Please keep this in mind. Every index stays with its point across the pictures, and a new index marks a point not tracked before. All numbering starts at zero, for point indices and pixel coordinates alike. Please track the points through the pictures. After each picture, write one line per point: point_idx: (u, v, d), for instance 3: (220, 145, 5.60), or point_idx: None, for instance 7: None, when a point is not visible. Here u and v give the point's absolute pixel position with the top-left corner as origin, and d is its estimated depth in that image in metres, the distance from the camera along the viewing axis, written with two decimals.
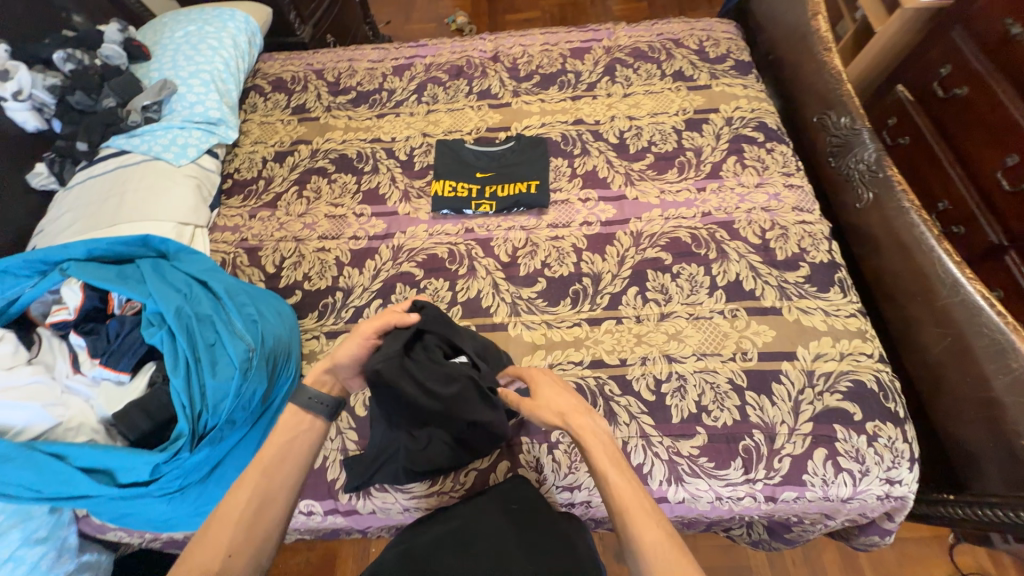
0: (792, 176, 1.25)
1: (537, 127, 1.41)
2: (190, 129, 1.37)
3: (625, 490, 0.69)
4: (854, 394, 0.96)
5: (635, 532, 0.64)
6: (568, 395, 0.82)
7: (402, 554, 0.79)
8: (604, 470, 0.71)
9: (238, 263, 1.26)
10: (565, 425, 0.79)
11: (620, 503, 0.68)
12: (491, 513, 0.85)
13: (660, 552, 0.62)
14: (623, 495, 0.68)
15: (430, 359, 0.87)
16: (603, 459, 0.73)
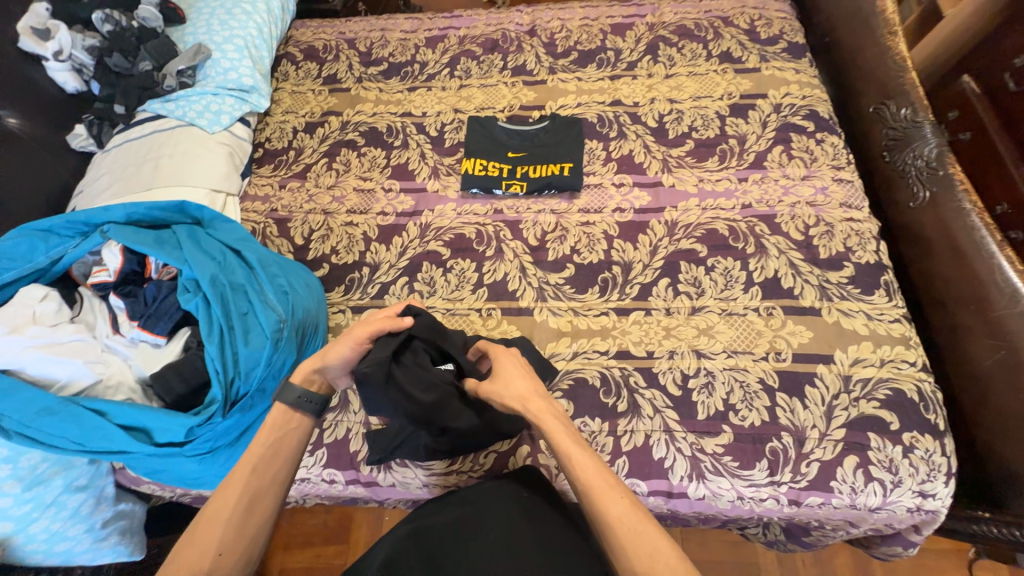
0: (842, 170, 1.18)
1: (573, 107, 1.36)
2: (224, 96, 1.36)
3: (585, 468, 0.68)
4: (893, 402, 0.92)
5: (601, 510, 0.64)
6: (522, 377, 0.79)
7: (412, 533, 0.77)
8: (566, 450, 0.69)
9: (268, 233, 1.26)
10: (524, 409, 0.75)
11: (583, 481, 0.67)
12: (504, 503, 0.82)
13: (627, 525, 0.63)
14: (582, 472, 0.67)
15: (418, 363, 0.84)
16: (559, 435, 0.71)
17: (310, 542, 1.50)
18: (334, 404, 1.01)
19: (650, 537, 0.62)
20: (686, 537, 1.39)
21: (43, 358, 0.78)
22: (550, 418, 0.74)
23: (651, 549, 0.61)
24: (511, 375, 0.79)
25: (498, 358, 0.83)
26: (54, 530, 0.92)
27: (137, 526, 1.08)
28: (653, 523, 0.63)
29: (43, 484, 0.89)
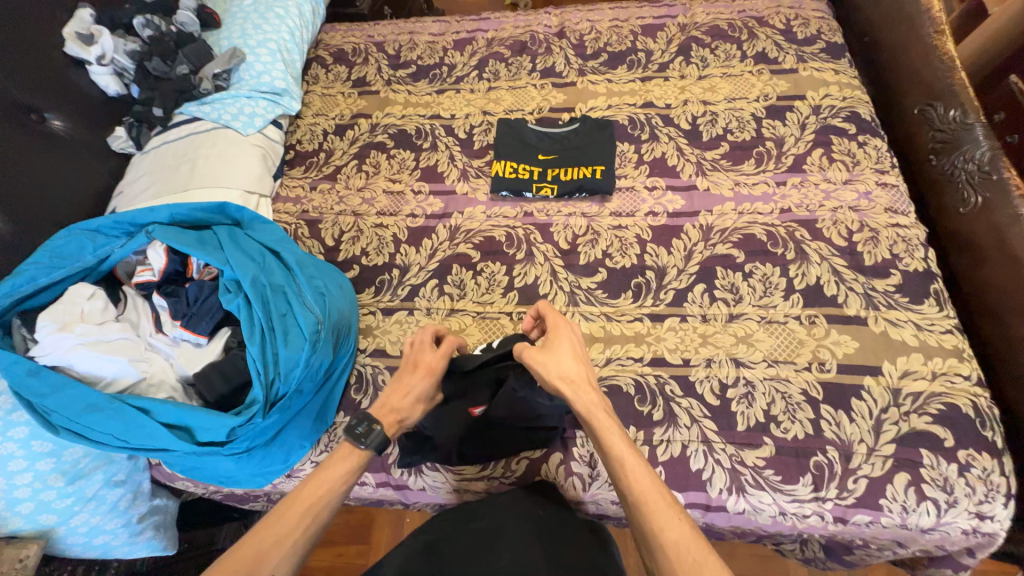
0: (887, 174, 1.14)
1: (603, 109, 1.34)
2: (257, 99, 1.38)
3: (640, 481, 0.68)
4: (946, 417, 0.88)
5: (654, 525, 0.64)
6: (575, 360, 0.78)
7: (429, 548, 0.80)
8: (620, 455, 0.70)
9: (300, 234, 1.27)
10: (573, 398, 0.75)
11: (636, 494, 0.67)
12: (518, 516, 0.85)
13: (681, 548, 0.62)
14: (637, 484, 0.67)
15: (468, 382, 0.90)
16: (613, 439, 0.72)
17: (332, 541, 1.51)
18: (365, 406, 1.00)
19: (705, 562, 0.61)
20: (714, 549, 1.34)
21: (90, 356, 0.79)
22: (608, 421, 0.74)
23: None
24: (562, 355, 0.78)
25: (557, 332, 0.81)
26: (94, 524, 0.94)
27: (170, 521, 1.09)
28: (708, 547, 0.62)
29: (84, 477, 0.90)
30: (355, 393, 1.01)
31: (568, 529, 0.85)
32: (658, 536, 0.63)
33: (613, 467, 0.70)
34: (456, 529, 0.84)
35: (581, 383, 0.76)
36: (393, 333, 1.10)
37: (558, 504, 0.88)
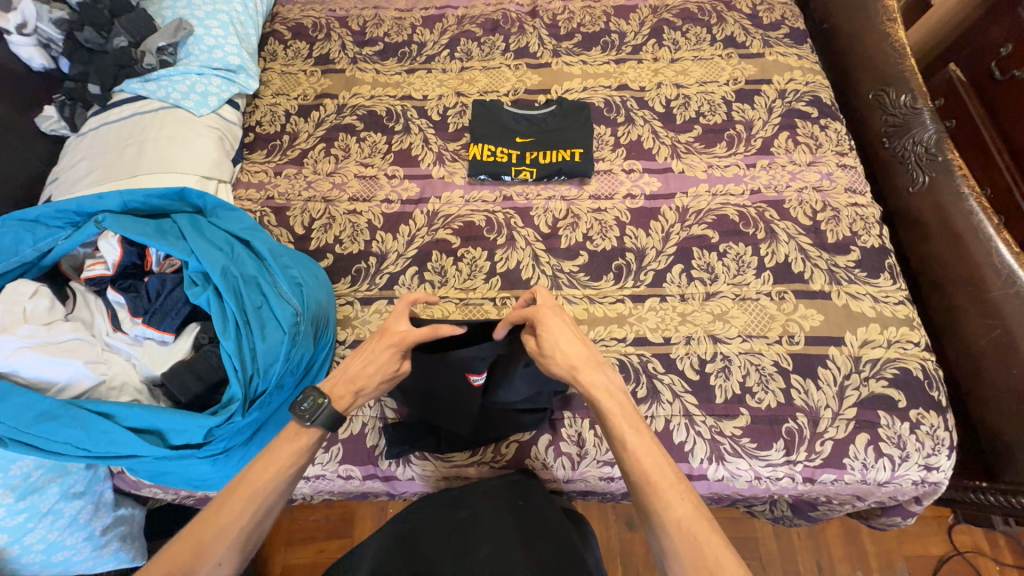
0: (846, 156, 1.20)
1: (579, 92, 1.33)
2: (209, 76, 1.28)
3: (647, 459, 0.68)
4: (900, 380, 0.96)
5: (659, 503, 0.64)
6: (572, 342, 0.76)
7: (403, 538, 0.79)
8: (623, 436, 0.70)
9: (265, 222, 1.20)
10: (575, 381, 0.74)
11: (643, 472, 0.67)
12: (498, 512, 0.84)
13: (685, 527, 0.63)
14: (644, 463, 0.67)
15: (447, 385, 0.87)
16: (620, 419, 0.71)
17: (312, 538, 1.47)
18: None
19: (709, 540, 0.61)
20: None
21: (37, 359, 0.72)
22: (613, 397, 0.73)
23: (710, 554, 0.60)
24: (558, 342, 0.75)
25: (544, 326, 0.76)
26: (51, 540, 0.88)
27: (138, 531, 1.03)
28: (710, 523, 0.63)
29: (37, 492, 0.83)
30: None
31: (547, 522, 0.83)
32: (662, 514, 0.64)
33: (620, 445, 0.69)
34: (431, 525, 0.81)
35: (585, 363, 0.75)
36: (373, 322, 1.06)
37: (536, 496, 0.88)
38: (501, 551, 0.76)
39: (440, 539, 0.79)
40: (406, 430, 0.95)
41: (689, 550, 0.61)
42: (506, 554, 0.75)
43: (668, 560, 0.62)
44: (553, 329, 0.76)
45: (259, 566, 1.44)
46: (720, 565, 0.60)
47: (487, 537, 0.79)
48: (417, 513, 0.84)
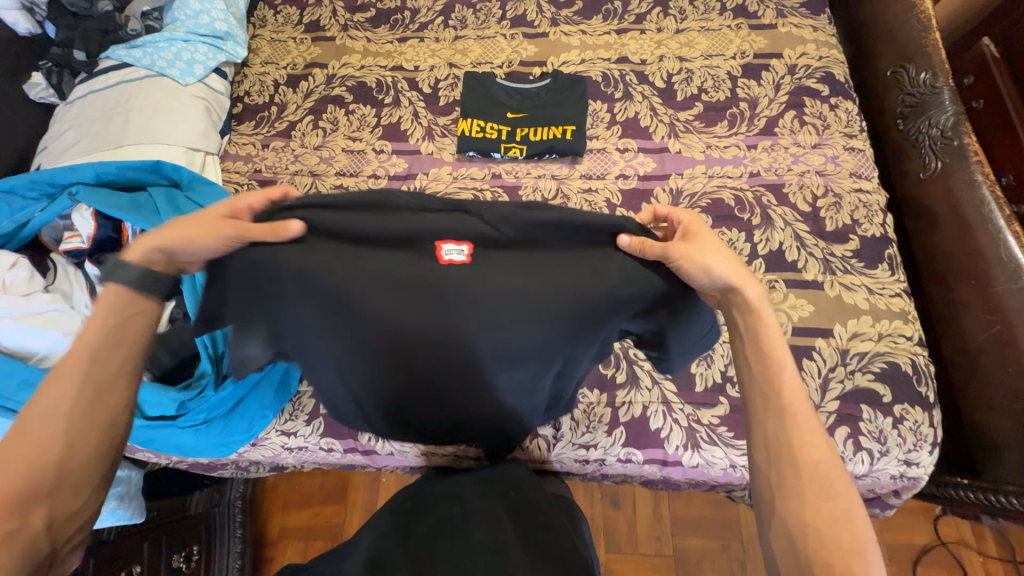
0: (854, 138, 1.14)
1: (576, 64, 1.27)
2: (195, 42, 1.25)
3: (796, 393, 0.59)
4: (887, 375, 0.93)
5: (796, 440, 0.57)
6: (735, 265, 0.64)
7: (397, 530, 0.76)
8: (771, 361, 0.61)
9: (252, 196, 1.20)
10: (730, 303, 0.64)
11: (793, 413, 0.58)
12: (488, 498, 0.82)
13: (816, 477, 0.55)
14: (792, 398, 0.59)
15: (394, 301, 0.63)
16: (781, 358, 0.61)
17: (308, 502, 1.54)
18: None
19: (837, 483, 0.55)
20: (672, 496, 1.44)
21: (21, 329, 0.76)
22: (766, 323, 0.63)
23: (830, 488, 0.54)
24: (702, 262, 0.61)
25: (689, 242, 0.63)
26: None
27: (136, 492, 1.08)
28: (845, 488, 0.55)
29: None
30: None
31: (539, 509, 0.82)
32: (792, 452, 0.56)
33: (773, 380, 0.60)
34: (423, 514, 0.80)
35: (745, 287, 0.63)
36: None
37: (527, 485, 0.86)
38: (497, 534, 0.75)
39: (435, 527, 0.77)
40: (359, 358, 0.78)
41: (812, 483, 0.55)
42: (501, 537, 0.74)
43: (782, 486, 0.56)
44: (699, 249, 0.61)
45: (259, 526, 1.52)
46: (832, 518, 0.53)
47: (481, 520, 0.77)
48: (406, 507, 0.82)
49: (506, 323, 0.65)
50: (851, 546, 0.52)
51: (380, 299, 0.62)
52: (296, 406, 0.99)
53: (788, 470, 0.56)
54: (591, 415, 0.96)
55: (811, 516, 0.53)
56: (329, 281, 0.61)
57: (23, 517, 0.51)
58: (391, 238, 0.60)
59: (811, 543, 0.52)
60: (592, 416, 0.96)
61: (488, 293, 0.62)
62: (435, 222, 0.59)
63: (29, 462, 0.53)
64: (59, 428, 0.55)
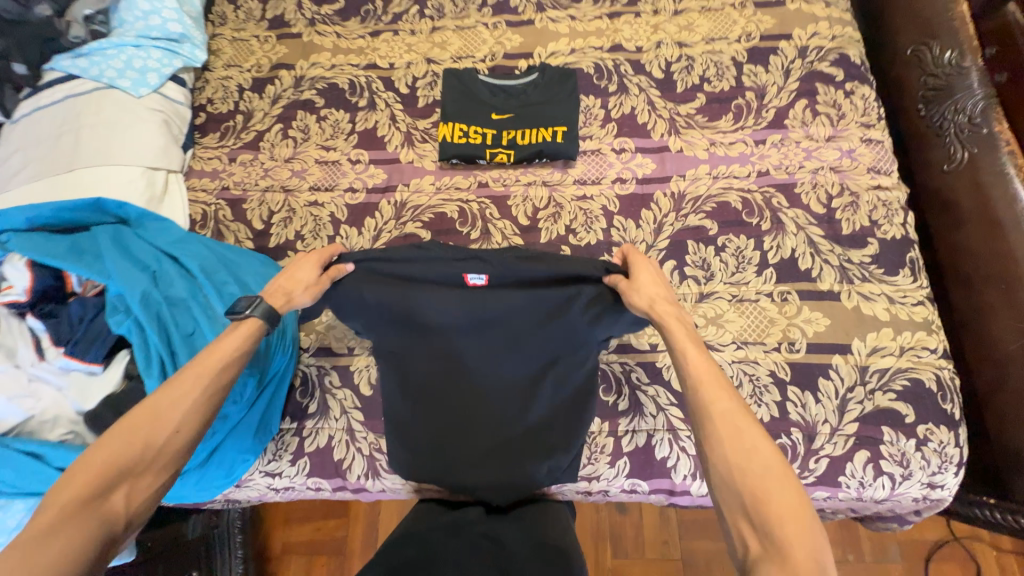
0: (872, 128, 1.04)
1: (566, 55, 1.16)
2: (148, 47, 1.14)
3: (703, 368, 0.65)
4: (909, 393, 0.87)
5: (710, 404, 0.63)
6: (655, 280, 0.71)
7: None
8: (684, 348, 0.66)
9: (221, 217, 1.11)
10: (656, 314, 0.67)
11: (705, 391, 0.64)
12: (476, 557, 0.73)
13: (741, 446, 0.60)
14: (701, 373, 0.65)
15: (421, 334, 0.75)
16: (688, 345, 0.67)
17: (310, 516, 1.50)
18: (313, 411, 0.95)
19: (754, 435, 0.60)
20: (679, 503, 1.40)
21: None
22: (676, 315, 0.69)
23: (749, 442, 0.60)
24: (642, 296, 0.68)
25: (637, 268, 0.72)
26: None
27: None
28: (769, 449, 0.59)
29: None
30: (300, 397, 0.96)
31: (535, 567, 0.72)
32: (716, 427, 0.62)
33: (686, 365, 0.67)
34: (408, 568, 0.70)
35: (659, 290, 0.70)
36: (338, 327, 1.00)
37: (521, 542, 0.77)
38: None
39: None
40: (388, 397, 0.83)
41: (732, 441, 0.60)
42: None
43: (712, 453, 0.61)
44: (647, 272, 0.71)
45: (260, 543, 1.49)
46: (766, 481, 0.57)
47: None
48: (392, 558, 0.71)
49: (528, 346, 0.76)
50: (785, 502, 0.56)
51: (428, 330, 0.74)
52: (280, 445, 0.94)
53: (714, 434, 0.61)
54: (592, 446, 0.90)
55: (733, 467, 0.59)
56: (381, 314, 0.73)
57: (105, 496, 0.59)
58: (425, 280, 0.72)
59: (755, 506, 0.56)
60: (593, 447, 0.90)
61: (502, 326, 0.74)
62: (464, 262, 0.71)
63: (123, 448, 0.61)
64: (152, 425, 0.63)
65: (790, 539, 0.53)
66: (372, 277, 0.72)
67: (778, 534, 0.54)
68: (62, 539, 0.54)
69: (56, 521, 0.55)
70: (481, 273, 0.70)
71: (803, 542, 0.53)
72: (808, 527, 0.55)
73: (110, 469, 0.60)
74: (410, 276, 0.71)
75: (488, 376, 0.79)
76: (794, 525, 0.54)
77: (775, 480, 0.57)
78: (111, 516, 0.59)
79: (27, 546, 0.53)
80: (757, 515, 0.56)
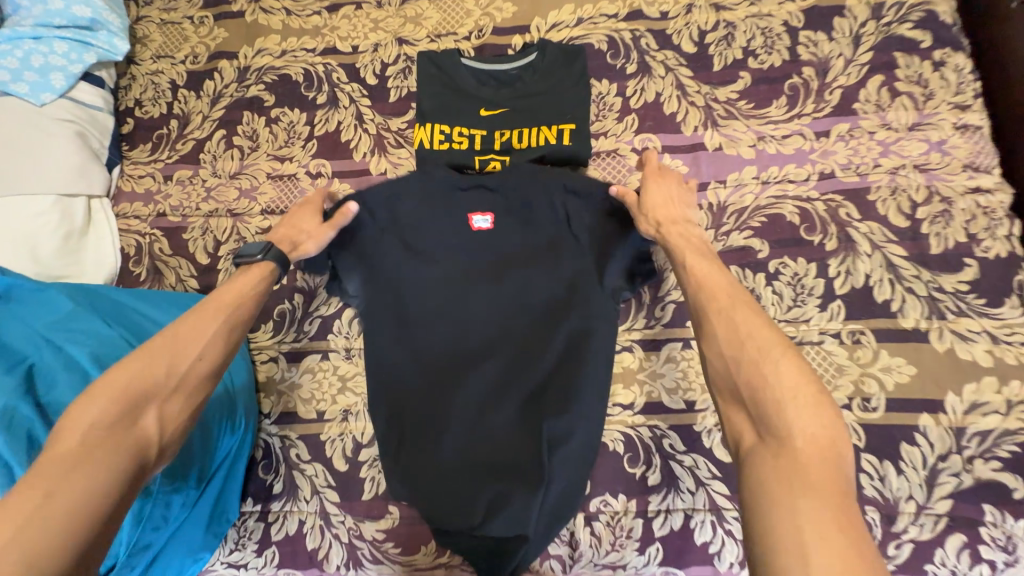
0: (969, 110, 0.80)
1: (571, 26, 0.92)
2: (50, 39, 0.91)
3: (705, 273, 0.58)
4: (1020, 462, 0.68)
5: (708, 301, 0.55)
6: (674, 207, 0.69)
7: None
8: (684, 256, 0.61)
9: (158, 250, 0.92)
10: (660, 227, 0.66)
11: (699, 289, 0.57)
12: None
13: (738, 332, 0.51)
14: (703, 277, 0.58)
15: (424, 267, 0.77)
16: (689, 252, 0.62)
17: None
18: (279, 491, 0.79)
19: (755, 322, 0.51)
20: None
21: None
22: (685, 231, 0.66)
23: (744, 326, 0.51)
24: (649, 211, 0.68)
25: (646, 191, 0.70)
26: None
27: None
28: (769, 334, 0.50)
29: None
30: (264, 473, 0.80)
31: None
32: (713, 319, 0.53)
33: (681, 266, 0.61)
34: None
35: (666, 208, 0.68)
36: (303, 387, 0.82)
37: None
38: None
39: None
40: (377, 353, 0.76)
41: (729, 333, 0.51)
42: None
43: (709, 346, 0.52)
44: (659, 188, 0.70)
45: None
46: (763, 363, 0.48)
47: None
48: None
49: (528, 288, 0.75)
50: (784, 380, 0.46)
51: (438, 257, 0.77)
52: (243, 532, 0.78)
53: (712, 327, 0.53)
54: (617, 529, 0.73)
55: (733, 358, 0.50)
56: (390, 241, 0.77)
57: (135, 416, 0.51)
58: (442, 209, 0.78)
59: (751, 393, 0.47)
60: (618, 530, 0.73)
61: (506, 257, 0.77)
62: (473, 197, 0.77)
63: (143, 367, 0.53)
64: (172, 350, 0.55)
65: (789, 420, 0.44)
66: (387, 205, 0.77)
67: (777, 419, 0.45)
68: (94, 464, 0.46)
69: (83, 445, 0.47)
70: (487, 203, 0.77)
71: (804, 424, 0.44)
72: (816, 403, 0.45)
73: (135, 388, 0.52)
74: (418, 203, 0.78)
75: (486, 315, 0.76)
76: (800, 405, 0.45)
77: (785, 368, 0.47)
78: (145, 437, 0.51)
79: (56, 468, 0.46)
80: (751, 402, 0.47)
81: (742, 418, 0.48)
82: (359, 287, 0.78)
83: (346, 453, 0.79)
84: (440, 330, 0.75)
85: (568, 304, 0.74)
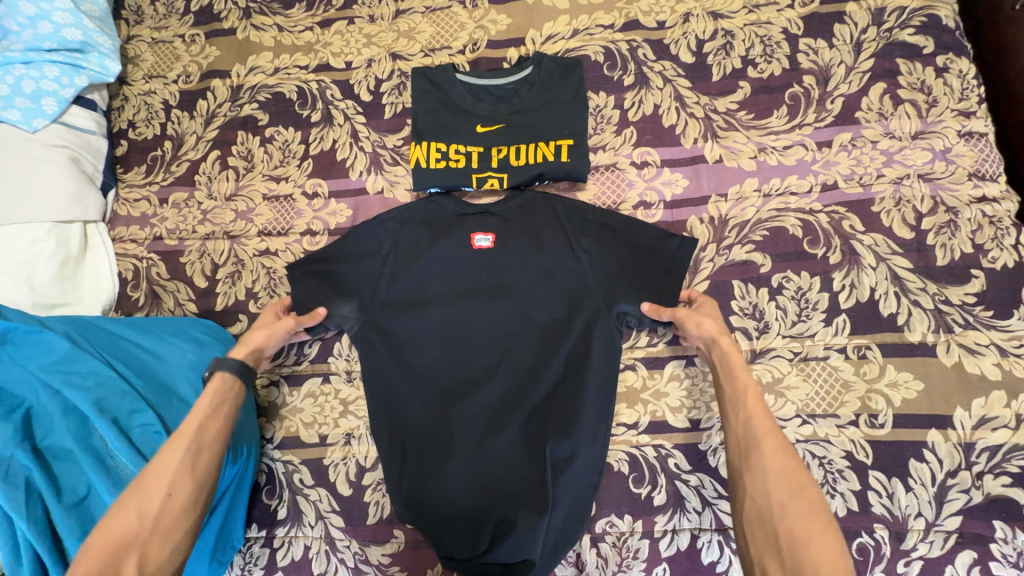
0: (974, 116, 0.79)
1: (567, 37, 0.91)
2: (41, 63, 0.89)
3: (757, 405, 0.60)
4: None
5: (759, 436, 0.57)
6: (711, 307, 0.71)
7: None
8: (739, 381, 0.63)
9: (155, 275, 0.91)
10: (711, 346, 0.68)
11: (752, 416, 0.59)
12: None
13: (787, 482, 0.54)
14: (755, 412, 0.59)
15: (425, 289, 0.78)
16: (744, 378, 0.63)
17: None
18: (282, 516, 0.79)
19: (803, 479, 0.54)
20: None
21: None
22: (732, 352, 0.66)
23: (796, 477, 0.54)
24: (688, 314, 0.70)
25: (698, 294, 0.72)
26: None
27: None
28: (816, 495, 0.53)
29: None
30: (267, 498, 0.80)
31: None
32: (762, 457, 0.56)
33: (732, 384, 0.63)
34: None
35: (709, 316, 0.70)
36: (305, 411, 0.82)
37: None
38: None
39: None
40: (378, 378, 0.76)
41: (777, 481, 0.54)
42: None
43: (751, 482, 0.55)
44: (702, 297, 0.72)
45: None
46: (808, 521, 0.51)
47: None
48: None
49: (531, 309, 0.75)
50: (825, 548, 0.49)
51: (438, 279, 0.78)
52: (247, 559, 0.78)
53: (758, 468, 0.55)
54: (624, 551, 0.72)
55: (777, 504, 0.53)
56: (389, 263, 0.78)
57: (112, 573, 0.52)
58: (442, 233, 0.79)
59: (792, 548, 0.50)
60: (625, 552, 0.72)
61: (508, 278, 0.77)
62: (475, 220, 0.79)
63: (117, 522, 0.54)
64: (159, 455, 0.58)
65: None
66: (388, 229, 0.79)
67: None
68: None
69: None
70: (488, 224, 0.79)
71: None
72: None
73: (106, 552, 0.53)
74: (421, 226, 0.80)
75: (487, 335, 0.75)
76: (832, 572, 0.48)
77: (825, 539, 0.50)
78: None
79: None
80: (789, 555, 0.50)
81: (775, 564, 0.50)
82: (354, 312, 0.77)
83: (349, 478, 0.79)
84: (442, 352, 0.75)
85: (569, 327, 0.74)
